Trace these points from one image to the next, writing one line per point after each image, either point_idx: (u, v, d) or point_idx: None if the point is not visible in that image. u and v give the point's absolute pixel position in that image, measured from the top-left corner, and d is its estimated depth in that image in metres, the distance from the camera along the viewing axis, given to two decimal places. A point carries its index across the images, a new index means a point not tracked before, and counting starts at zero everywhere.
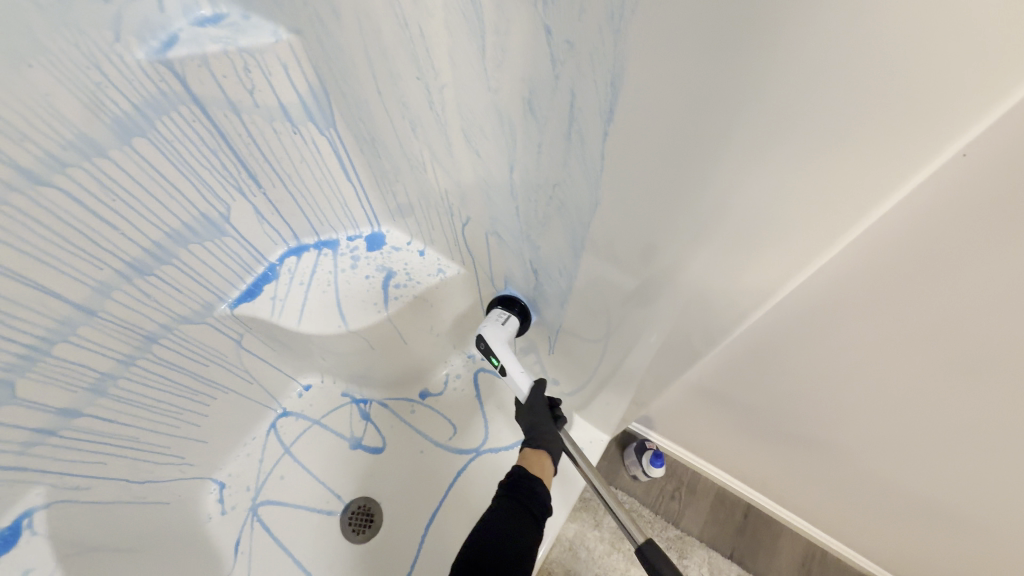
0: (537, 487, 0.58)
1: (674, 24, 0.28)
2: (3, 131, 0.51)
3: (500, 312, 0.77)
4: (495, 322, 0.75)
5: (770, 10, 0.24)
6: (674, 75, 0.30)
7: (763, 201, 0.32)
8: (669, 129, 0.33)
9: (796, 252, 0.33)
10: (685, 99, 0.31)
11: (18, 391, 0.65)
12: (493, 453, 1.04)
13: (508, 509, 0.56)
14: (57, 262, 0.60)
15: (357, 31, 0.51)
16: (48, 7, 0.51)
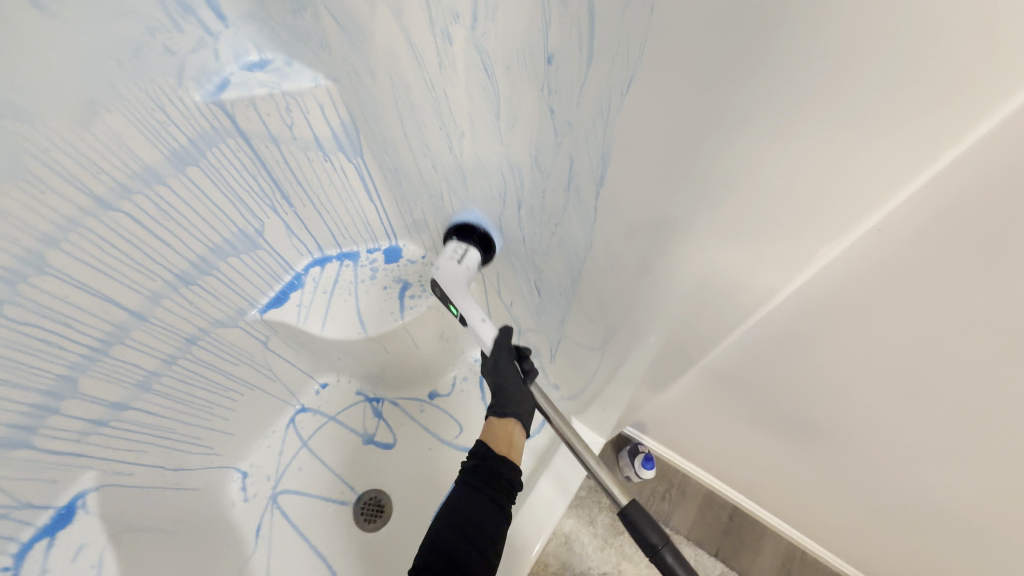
0: (501, 469, 0.62)
1: (648, 126, 0.35)
2: (84, 167, 0.59)
3: (456, 245, 0.75)
4: (451, 261, 0.75)
5: (710, 133, 0.32)
6: (650, 161, 0.37)
7: (717, 260, 0.38)
8: (647, 199, 0.40)
9: (745, 298, 0.39)
10: (658, 180, 0.38)
11: (80, 387, 0.73)
12: None
13: (473, 492, 0.60)
14: (118, 275, 0.69)
15: (389, 87, 0.58)
16: (127, 63, 0.58)
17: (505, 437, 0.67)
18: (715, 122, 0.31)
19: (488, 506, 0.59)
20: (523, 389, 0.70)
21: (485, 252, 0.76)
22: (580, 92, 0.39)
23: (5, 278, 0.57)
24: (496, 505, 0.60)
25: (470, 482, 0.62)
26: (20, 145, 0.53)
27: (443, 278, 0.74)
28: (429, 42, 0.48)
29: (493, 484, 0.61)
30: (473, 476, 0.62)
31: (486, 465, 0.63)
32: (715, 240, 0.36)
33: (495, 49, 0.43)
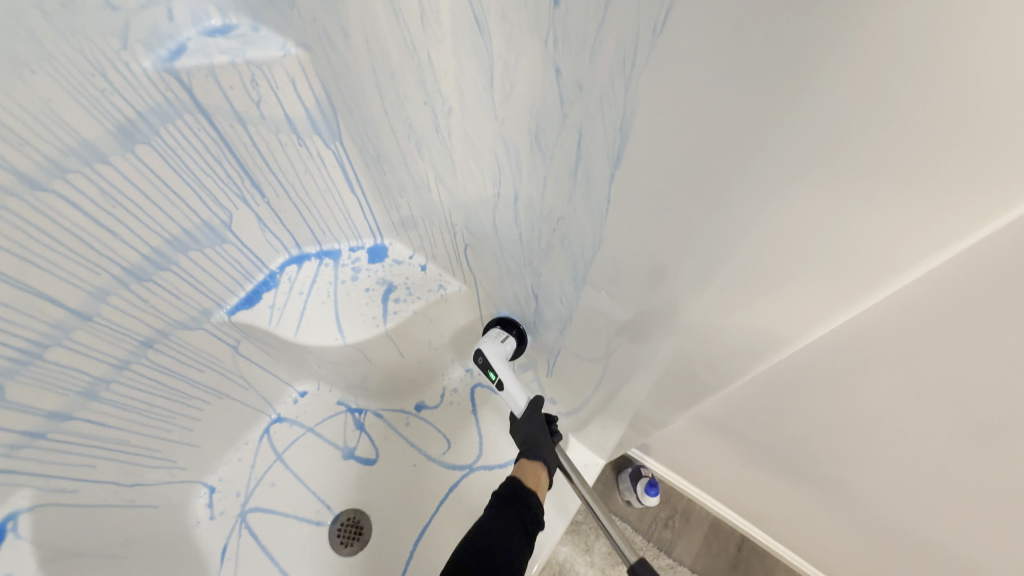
0: (533, 502, 0.58)
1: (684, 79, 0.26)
2: (5, 137, 0.49)
3: (499, 331, 0.79)
4: (494, 340, 0.77)
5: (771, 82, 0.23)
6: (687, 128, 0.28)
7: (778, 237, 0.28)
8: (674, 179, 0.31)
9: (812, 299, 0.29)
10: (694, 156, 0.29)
11: (8, 394, 0.64)
12: (485, 470, 1.03)
13: (505, 520, 0.56)
14: (52, 266, 0.59)
15: (366, 52, 0.50)
16: (55, 15, 0.49)
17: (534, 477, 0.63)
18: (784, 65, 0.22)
19: (518, 541, 0.54)
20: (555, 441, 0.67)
21: (521, 345, 0.81)
22: (594, 40, 0.30)
23: None
24: (524, 532, 0.55)
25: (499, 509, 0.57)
26: None
27: (487, 349, 0.75)
28: None
29: (525, 515, 0.57)
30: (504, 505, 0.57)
31: (517, 497, 0.59)
32: (793, 207, 0.26)
33: None
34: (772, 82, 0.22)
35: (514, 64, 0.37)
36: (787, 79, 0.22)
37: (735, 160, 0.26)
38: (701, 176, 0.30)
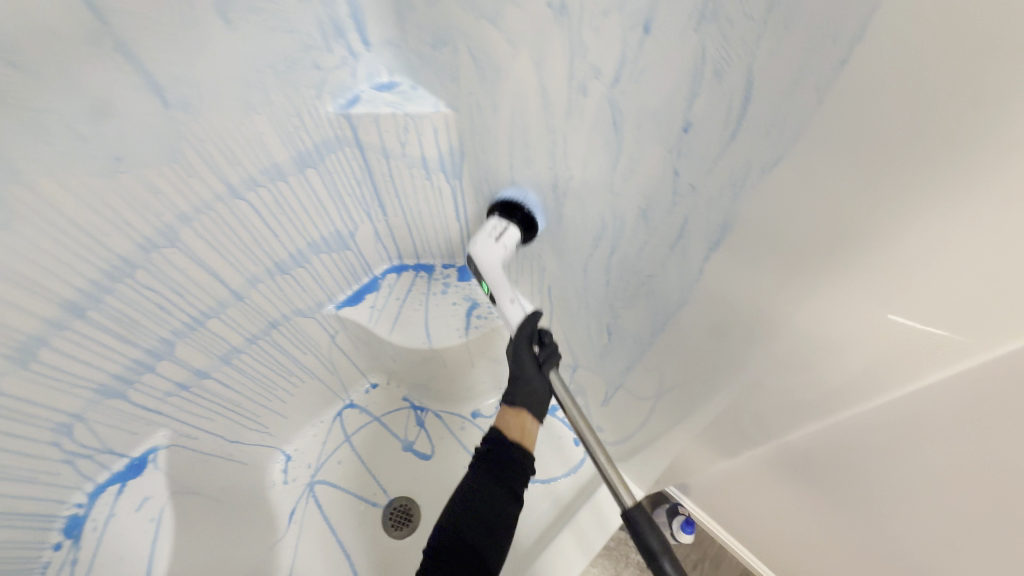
0: (515, 453, 0.63)
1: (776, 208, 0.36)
2: (228, 158, 0.65)
3: (498, 222, 0.72)
4: (490, 236, 0.72)
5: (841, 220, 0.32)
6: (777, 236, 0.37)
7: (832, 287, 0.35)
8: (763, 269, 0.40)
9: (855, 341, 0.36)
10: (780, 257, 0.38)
11: (175, 351, 0.79)
12: None
13: (488, 475, 0.61)
14: (228, 255, 0.75)
15: (509, 121, 0.61)
16: (281, 72, 0.64)
17: (519, 426, 0.67)
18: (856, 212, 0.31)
19: (505, 493, 0.60)
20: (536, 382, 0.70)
21: (528, 232, 0.73)
22: (713, 161, 0.39)
23: (141, 245, 0.64)
24: (506, 483, 0.61)
25: (485, 464, 0.62)
26: (182, 134, 0.59)
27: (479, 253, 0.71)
28: (563, 90, 0.49)
29: (505, 467, 0.62)
30: (487, 459, 0.63)
31: (500, 452, 0.63)
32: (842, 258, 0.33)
33: (630, 108, 0.44)
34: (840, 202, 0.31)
35: (642, 160, 0.47)
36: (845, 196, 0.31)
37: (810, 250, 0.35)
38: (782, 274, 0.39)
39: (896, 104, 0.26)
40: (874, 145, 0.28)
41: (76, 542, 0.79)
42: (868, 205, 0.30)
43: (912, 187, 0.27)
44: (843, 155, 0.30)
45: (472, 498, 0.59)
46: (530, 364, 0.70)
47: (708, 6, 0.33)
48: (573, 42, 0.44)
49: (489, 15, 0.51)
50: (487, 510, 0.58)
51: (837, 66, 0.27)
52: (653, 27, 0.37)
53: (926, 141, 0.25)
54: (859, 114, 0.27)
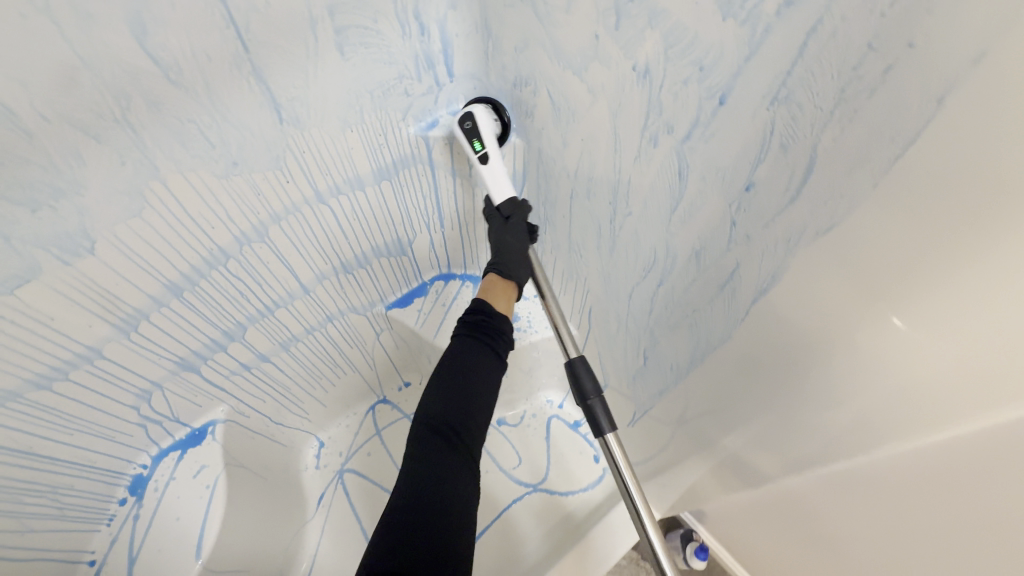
0: (499, 323, 0.68)
1: (820, 255, 0.40)
2: (321, 168, 0.73)
3: (491, 106, 0.78)
4: (487, 112, 0.76)
5: (872, 262, 0.36)
6: (818, 283, 0.42)
7: (848, 295, 0.40)
8: (807, 317, 0.44)
9: (862, 346, 0.40)
10: (821, 305, 0.42)
11: (245, 334, 0.87)
12: (548, 493, 1.15)
13: (474, 342, 0.65)
14: (303, 252, 0.82)
15: (577, 156, 0.67)
16: (376, 97, 0.72)
17: (504, 296, 0.73)
18: (887, 255, 0.35)
19: (486, 361, 0.64)
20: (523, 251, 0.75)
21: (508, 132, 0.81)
22: (772, 218, 0.44)
23: (238, 238, 0.72)
24: (491, 347, 0.66)
25: (467, 337, 0.66)
26: (287, 145, 0.67)
27: (479, 115, 0.74)
28: (635, 139, 0.56)
29: (490, 335, 0.66)
30: (474, 327, 0.67)
31: (487, 321, 0.67)
32: (859, 265, 0.38)
33: (697, 163, 0.50)
34: (868, 232, 0.36)
35: (702, 207, 0.52)
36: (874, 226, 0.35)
37: (842, 277, 0.39)
38: (821, 319, 0.43)
39: (948, 199, 0.30)
40: (936, 242, 0.32)
41: (139, 499, 0.86)
42: (888, 232, 0.35)
43: (958, 289, 0.32)
44: (904, 239, 0.34)
45: (454, 368, 0.62)
46: (521, 235, 0.76)
47: (781, 92, 0.38)
48: (650, 102, 0.50)
49: (573, 67, 0.58)
50: (470, 379, 0.62)
51: (893, 160, 0.33)
52: (728, 101, 0.43)
53: (943, 192, 0.31)
54: (933, 212, 0.32)
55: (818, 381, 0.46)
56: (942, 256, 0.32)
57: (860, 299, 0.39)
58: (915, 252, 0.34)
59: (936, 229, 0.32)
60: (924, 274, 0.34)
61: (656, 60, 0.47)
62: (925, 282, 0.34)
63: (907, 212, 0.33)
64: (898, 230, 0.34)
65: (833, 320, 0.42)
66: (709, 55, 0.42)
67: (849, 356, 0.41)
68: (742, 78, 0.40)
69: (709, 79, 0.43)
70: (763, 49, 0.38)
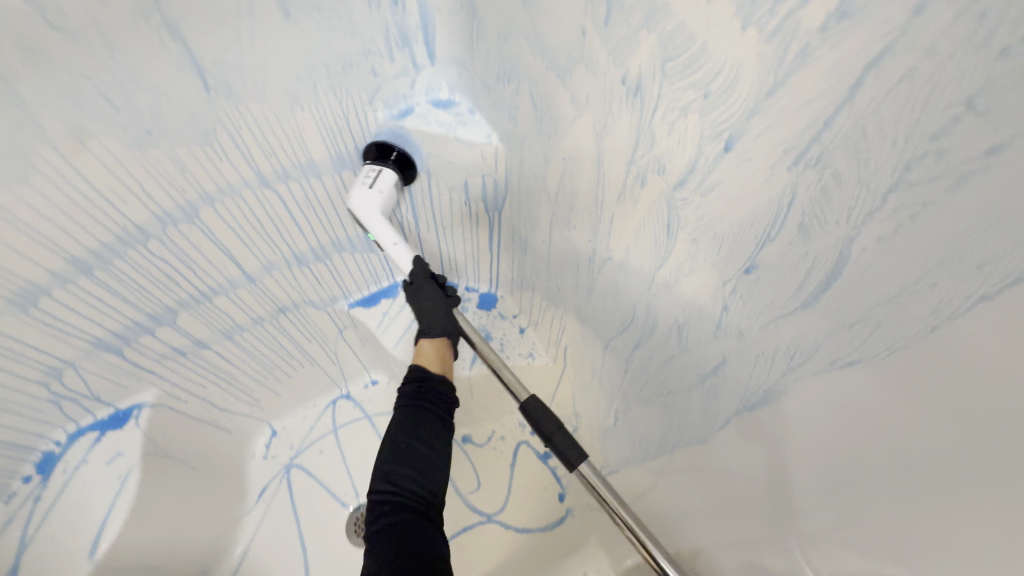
0: (439, 383, 0.59)
1: (828, 400, 0.29)
2: (264, 148, 0.63)
3: (370, 167, 0.69)
4: (364, 183, 0.68)
5: (899, 426, 0.25)
6: (824, 434, 0.30)
7: (861, 457, 0.28)
8: (809, 468, 0.32)
9: (885, 531, 0.27)
10: (826, 463, 0.30)
11: (178, 319, 0.77)
12: (501, 525, 0.95)
13: (416, 409, 0.56)
14: (245, 239, 0.73)
15: (560, 177, 0.56)
16: (336, 73, 0.62)
17: (437, 358, 0.63)
18: (923, 422, 0.23)
19: (433, 426, 0.55)
20: (440, 310, 0.65)
21: (404, 170, 0.72)
22: (775, 319, 0.31)
23: (159, 217, 0.62)
24: (434, 411, 0.57)
25: (407, 404, 0.57)
26: (220, 119, 0.58)
27: (357, 203, 0.67)
28: (620, 173, 0.43)
29: (433, 397, 0.58)
30: (414, 393, 0.58)
31: (426, 385, 0.58)
32: (879, 423, 0.26)
33: (689, 219, 0.37)
34: (901, 384, 0.24)
35: (691, 277, 0.39)
36: (909, 380, 0.23)
37: (856, 433, 0.27)
38: (826, 480, 0.31)
39: None
40: (977, 461, 0.21)
41: (45, 479, 0.79)
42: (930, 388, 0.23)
43: None
44: (932, 427, 0.23)
45: (399, 441, 0.53)
46: (436, 296, 0.66)
47: (807, 153, 0.26)
48: (640, 130, 0.38)
49: (557, 70, 0.47)
50: (415, 446, 0.53)
51: (972, 301, 0.20)
52: (736, 148, 0.30)
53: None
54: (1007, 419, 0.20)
55: (821, 552, 0.33)
56: (1002, 480, 0.21)
57: (848, 452, 0.28)
58: (939, 450, 0.23)
59: (977, 442, 0.21)
60: (941, 481, 0.23)
61: (648, 78, 0.35)
62: (938, 488, 0.24)
63: (961, 405, 0.21)
64: (928, 411, 0.23)
65: (845, 487, 0.29)
66: (717, 82, 0.29)
67: (867, 539, 0.29)
68: (757, 120, 0.28)
69: (712, 112, 0.31)
70: (794, 84, 0.25)
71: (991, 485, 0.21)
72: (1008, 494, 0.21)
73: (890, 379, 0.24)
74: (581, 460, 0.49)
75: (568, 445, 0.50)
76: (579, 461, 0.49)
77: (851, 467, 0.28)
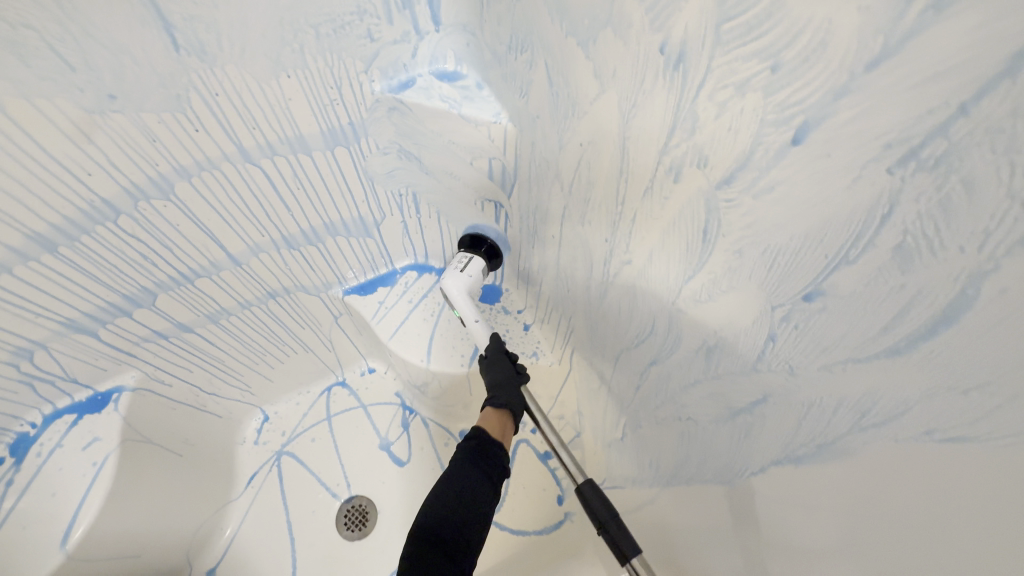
0: (499, 450, 0.55)
1: (837, 444, 0.26)
2: (244, 119, 0.58)
3: (465, 255, 0.77)
4: (456, 268, 0.75)
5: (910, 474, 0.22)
6: (832, 478, 0.27)
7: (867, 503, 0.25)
8: (828, 519, 0.28)
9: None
10: (840, 512, 0.27)
11: (157, 301, 0.71)
12: (497, 527, 0.85)
13: (475, 469, 0.51)
14: (227, 217, 0.66)
15: (575, 165, 0.49)
16: (324, 36, 0.57)
17: (497, 423, 0.60)
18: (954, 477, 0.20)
19: (483, 491, 0.50)
20: (511, 382, 0.64)
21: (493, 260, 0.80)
22: (845, 361, 0.24)
23: (129, 191, 0.56)
24: (490, 477, 0.52)
25: (465, 458, 0.53)
26: (192, 83, 0.52)
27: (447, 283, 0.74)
28: (648, 164, 0.36)
29: (492, 463, 0.53)
30: (478, 451, 0.53)
31: (490, 447, 0.54)
32: (889, 471, 0.23)
33: (732, 226, 0.30)
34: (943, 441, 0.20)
35: (731, 294, 0.32)
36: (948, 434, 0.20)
37: (869, 480, 0.25)
38: (846, 534, 0.27)
39: None
40: (953, 517, 0.21)
41: (18, 462, 0.72)
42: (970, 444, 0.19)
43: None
44: (932, 474, 0.21)
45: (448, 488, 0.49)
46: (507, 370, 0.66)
47: (922, 149, 0.18)
48: (679, 112, 0.31)
49: (578, 35, 0.40)
50: (466, 502, 0.48)
51: None
52: (807, 140, 0.23)
53: None
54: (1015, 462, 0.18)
55: None
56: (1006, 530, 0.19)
57: (837, 495, 0.27)
58: (962, 505, 0.20)
59: (994, 486, 0.19)
60: (922, 541, 0.22)
61: (696, 45, 0.28)
62: (950, 549, 0.21)
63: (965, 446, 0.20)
64: (908, 468, 0.22)
65: (867, 547, 0.25)
66: (791, 50, 0.22)
67: None
68: (846, 101, 0.21)
69: (780, 90, 0.24)
70: (912, 53, 0.18)
71: (1013, 538, 0.18)
72: (1006, 546, 0.19)
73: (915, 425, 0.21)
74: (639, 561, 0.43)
75: (622, 537, 0.45)
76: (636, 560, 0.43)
77: (858, 515, 0.26)
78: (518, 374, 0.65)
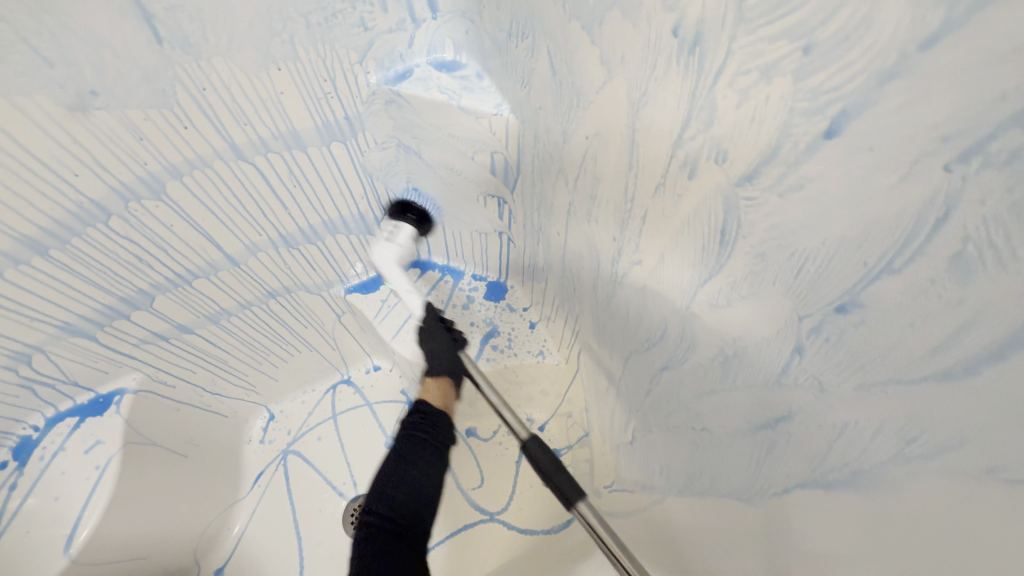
0: (443, 419, 0.56)
1: (876, 474, 0.23)
2: (234, 115, 0.56)
3: (389, 222, 0.75)
4: (382, 237, 0.75)
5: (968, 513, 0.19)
6: (869, 509, 0.24)
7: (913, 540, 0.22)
8: (871, 554, 0.25)
9: None
10: (882, 545, 0.24)
11: (155, 303, 0.69)
12: (504, 526, 0.83)
13: (416, 441, 0.52)
14: (221, 215, 0.64)
15: (580, 158, 0.46)
16: (315, 25, 0.55)
17: (442, 395, 0.61)
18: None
19: (424, 457, 0.51)
20: (446, 350, 0.65)
21: (422, 225, 0.77)
22: (889, 381, 0.21)
23: (119, 192, 0.55)
24: (433, 446, 0.52)
25: (407, 431, 0.53)
26: (177, 77, 0.50)
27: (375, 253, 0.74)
28: (658, 158, 0.34)
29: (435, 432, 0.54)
30: (417, 422, 0.54)
31: (431, 417, 0.55)
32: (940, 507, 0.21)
33: (753, 226, 0.27)
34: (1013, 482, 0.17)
35: (751, 300, 0.29)
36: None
37: (913, 515, 0.22)
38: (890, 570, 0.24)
39: None
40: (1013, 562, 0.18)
41: (21, 467, 0.71)
42: None
43: None
44: (988, 512, 0.19)
45: (391, 465, 0.50)
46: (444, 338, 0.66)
47: (992, 143, 0.16)
48: (694, 101, 0.28)
49: (582, 18, 0.37)
50: (411, 473, 0.49)
51: None
52: (845, 132, 0.20)
53: None
54: None
55: None
56: None
57: (875, 527, 0.24)
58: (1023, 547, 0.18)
59: None
60: None
61: (714, 24, 0.25)
62: None
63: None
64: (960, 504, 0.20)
65: None
66: (827, 28, 0.19)
67: None
68: (895, 86, 0.18)
69: (814, 74, 0.21)
70: (978, 28, 0.15)
71: None
72: None
73: (978, 461, 0.18)
74: (579, 499, 0.43)
75: (563, 480, 0.45)
76: (575, 498, 0.44)
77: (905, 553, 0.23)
78: (449, 337, 0.65)
